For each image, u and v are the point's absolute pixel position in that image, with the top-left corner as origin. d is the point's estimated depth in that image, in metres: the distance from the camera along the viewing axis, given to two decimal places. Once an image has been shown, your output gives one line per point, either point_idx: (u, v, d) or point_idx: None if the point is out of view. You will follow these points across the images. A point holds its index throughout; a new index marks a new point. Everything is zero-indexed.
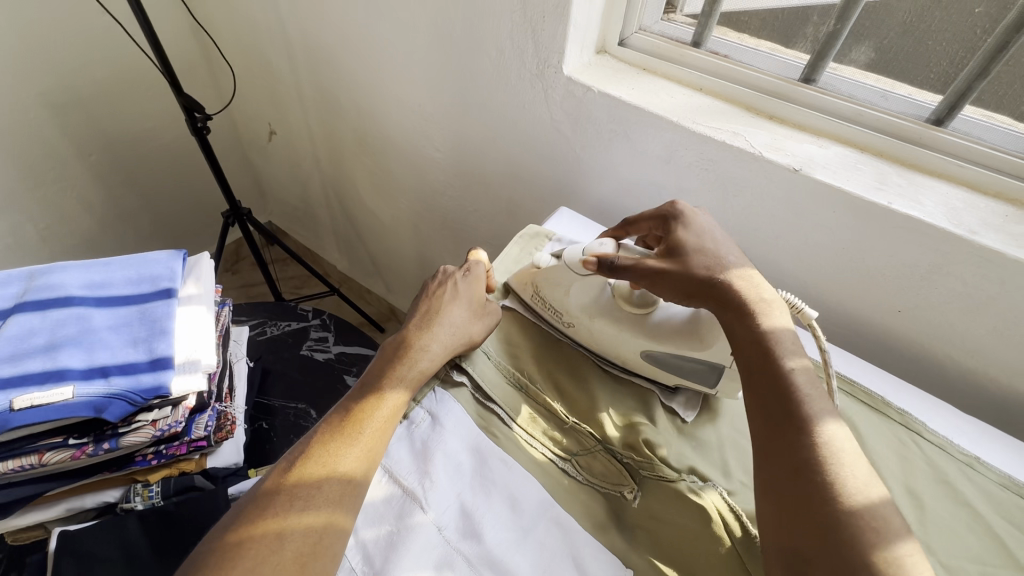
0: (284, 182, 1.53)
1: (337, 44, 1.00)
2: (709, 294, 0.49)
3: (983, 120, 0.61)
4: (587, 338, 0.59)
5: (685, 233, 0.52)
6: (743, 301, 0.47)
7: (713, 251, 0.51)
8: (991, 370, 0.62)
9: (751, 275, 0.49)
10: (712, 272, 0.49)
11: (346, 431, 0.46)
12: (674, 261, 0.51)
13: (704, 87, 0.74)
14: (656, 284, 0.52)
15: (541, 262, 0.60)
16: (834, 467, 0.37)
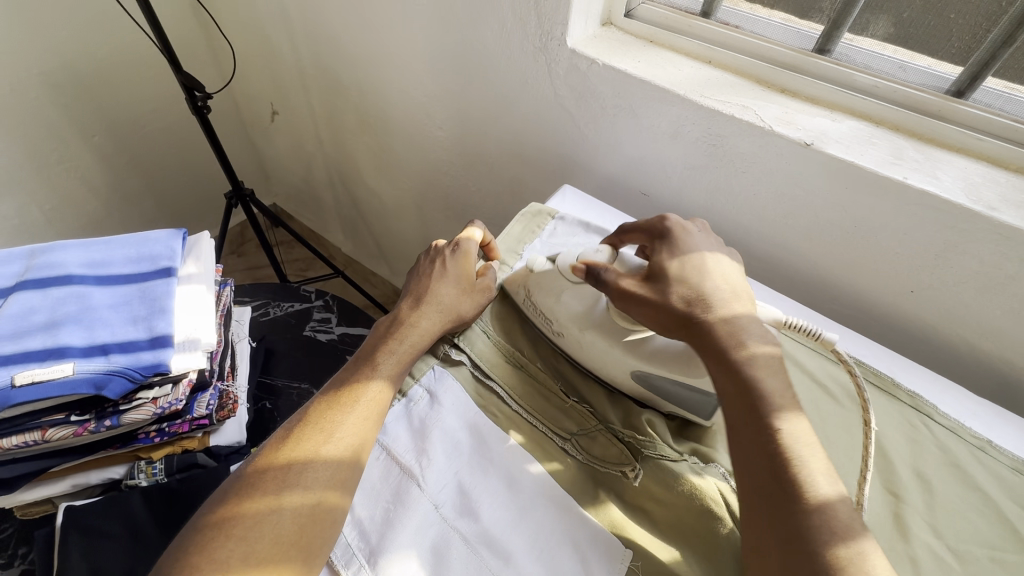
0: (288, 163, 1.52)
1: (338, 20, 0.98)
2: (687, 331, 0.46)
3: (1006, 91, 0.58)
4: (576, 350, 0.54)
5: (669, 262, 0.49)
6: (721, 343, 0.43)
7: (698, 283, 0.47)
8: (1004, 351, 0.60)
9: (735, 314, 0.45)
10: (689, 307, 0.46)
11: (341, 402, 0.47)
12: (654, 292, 0.47)
13: (715, 59, 0.71)
14: (631, 309, 0.48)
15: (536, 266, 0.56)
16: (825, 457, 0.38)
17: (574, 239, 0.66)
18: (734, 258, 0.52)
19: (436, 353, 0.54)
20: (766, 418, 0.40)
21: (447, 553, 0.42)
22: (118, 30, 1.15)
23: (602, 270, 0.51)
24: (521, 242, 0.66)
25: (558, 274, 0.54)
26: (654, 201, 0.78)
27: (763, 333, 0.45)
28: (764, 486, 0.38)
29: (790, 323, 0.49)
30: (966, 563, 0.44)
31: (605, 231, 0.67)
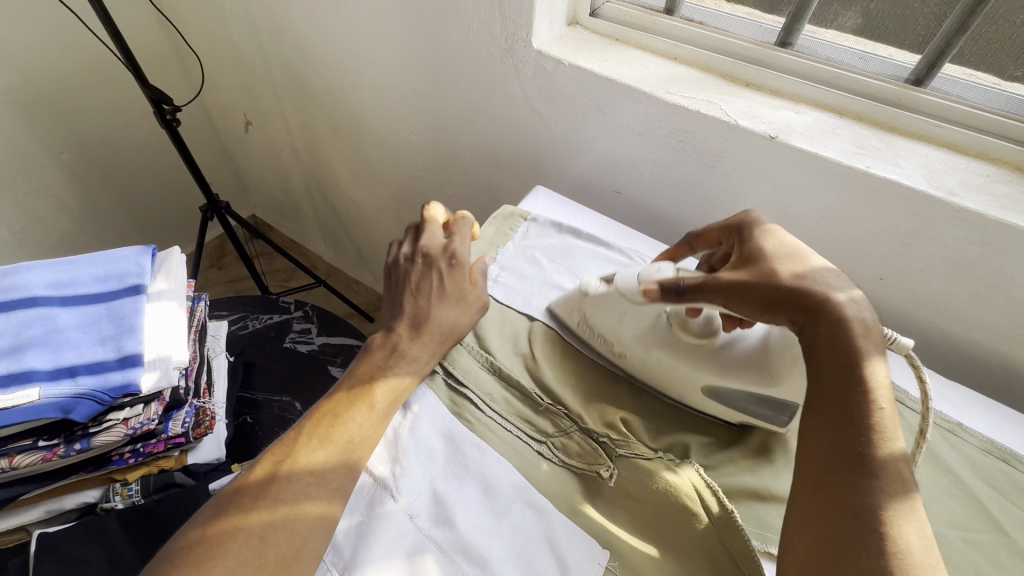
0: (265, 174, 1.50)
1: (306, 28, 0.97)
2: (797, 304, 0.41)
3: (964, 78, 0.59)
4: (640, 373, 0.53)
5: (757, 242, 0.47)
6: (834, 309, 0.40)
7: (790, 252, 0.44)
8: (973, 334, 0.61)
9: (828, 275, 0.42)
10: (800, 277, 0.42)
11: (331, 434, 0.44)
12: (753, 271, 0.44)
13: (679, 56, 0.71)
14: (732, 297, 0.44)
15: (592, 289, 0.55)
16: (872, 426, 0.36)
17: (547, 242, 0.67)
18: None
19: None
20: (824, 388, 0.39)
21: (422, 563, 0.41)
22: (82, 45, 1.13)
23: (678, 281, 0.47)
24: (495, 245, 0.65)
25: (621, 296, 0.53)
26: (627, 199, 0.79)
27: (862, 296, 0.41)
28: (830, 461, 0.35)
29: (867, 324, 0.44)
30: (940, 546, 0.45)
31: (577, 231, 0.67)
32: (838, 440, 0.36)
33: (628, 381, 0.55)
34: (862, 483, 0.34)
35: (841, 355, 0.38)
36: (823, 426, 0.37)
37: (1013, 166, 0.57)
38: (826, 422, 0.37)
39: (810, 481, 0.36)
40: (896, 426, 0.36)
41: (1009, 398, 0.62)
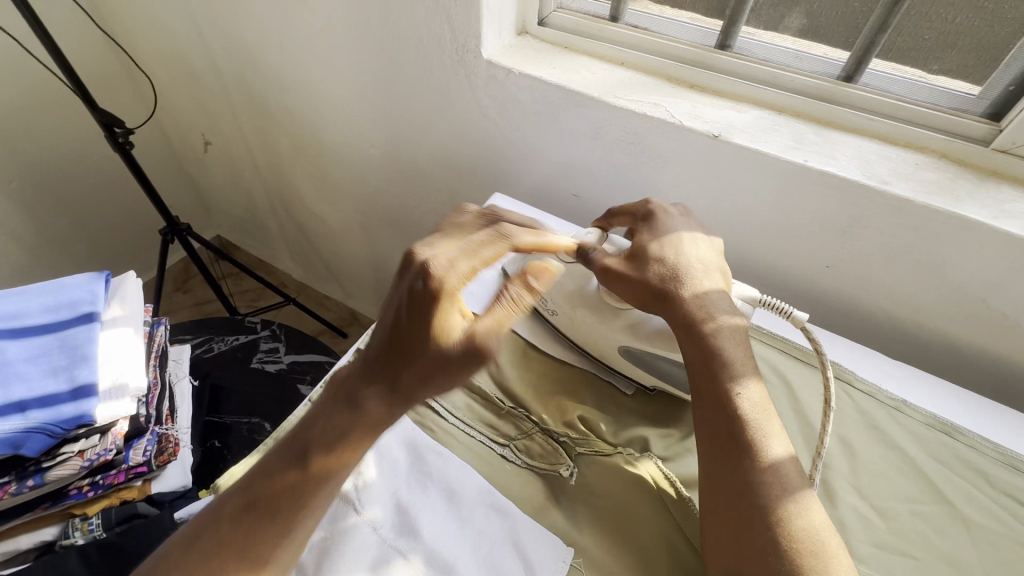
0: (228, 193, 1.48)
1: (258, 44, 0.97)
2: (661, 306, 0.48)
3: (891, 73, 0.62)
4: (571, 331, 0.56)
5: (648, 241, 0.51)
6: (689, 316, 0.46)
7: (674, 258, 0.49)
8: (915, 315, 0.64)
9: (704, 291, 0.47)
10: (665, 283, 0.48)
11: (287, 497, 0.39)
12: (632, 268, 0.50)
13: (627, 61, 0.73)
14: (614, 285, 0.51)
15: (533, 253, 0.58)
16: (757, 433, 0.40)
17: None
18: (715, 241, 0.53)
19: None
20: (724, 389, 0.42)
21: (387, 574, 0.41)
22: (27, 70, 1.10)
23: (591, 250, 0.54)
24: None
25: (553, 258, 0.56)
26: (585, 201, 0.80)
27: (728, 309, 0.47)
28: (730, 471, 0.39)
29: (767, 300, 0.54)
30: (888, 520, 0.47)
31: None
32: (731, 453, 0.40)
33: (588, 379, 0.56)
34: (759, 487, 0.38)
35: (698, 356, 0.45)
36: (717, 440, 0.41)
37: (939, 154, 0.61)
38: (718, 435, 0.41)
39: (715, 494, 0.39)
40: (775, 433, 0.40)
41: (953, 375, 0.66)
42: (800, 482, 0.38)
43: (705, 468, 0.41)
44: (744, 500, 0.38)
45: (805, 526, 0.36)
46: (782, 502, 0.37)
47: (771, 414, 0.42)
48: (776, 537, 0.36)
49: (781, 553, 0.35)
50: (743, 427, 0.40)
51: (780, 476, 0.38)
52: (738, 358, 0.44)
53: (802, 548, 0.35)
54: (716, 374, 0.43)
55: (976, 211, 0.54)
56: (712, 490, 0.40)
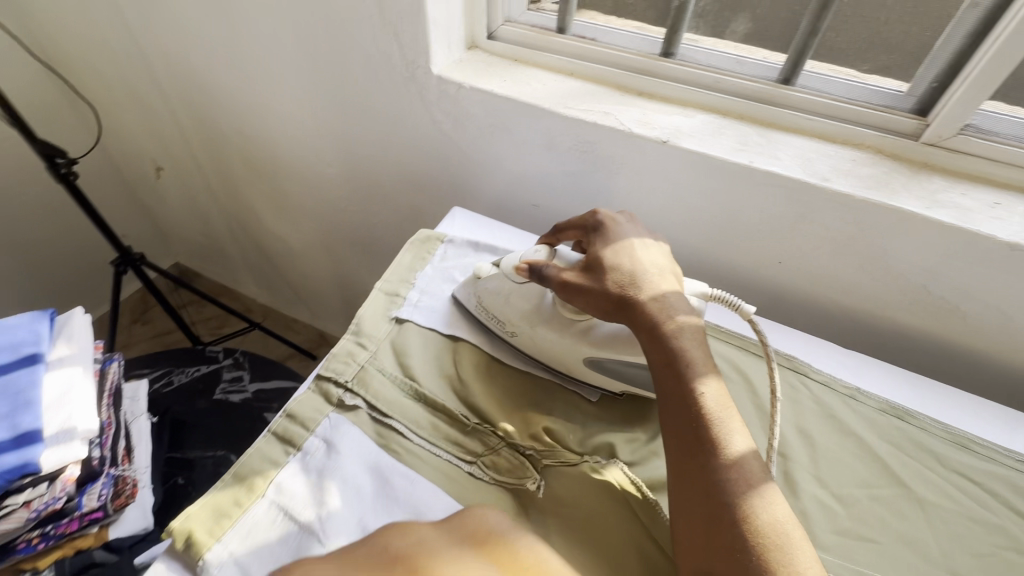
0: (184, 219, 1.44)
1: (205, 67, 0.94)
2: (625, 312, 0.49)
3: (826, 73, 0.65)
4: (532, 348, 0.57)
5: (603, 249, 0.52)
6: (652, 319, 0.47)
7: (630, 264, 0.51)
8: (864, 304, 0.66)
9: (661, 293, 0.49)
10: (626, 291, 0.49)
11: None
12: (592, 276, 0.51)
13: (576, 71, 0.75)
14: (577, 299, 0.51)
15: (485, 272, 0.59)
16: (720, 426, 0.41)
17: (465, 260, 0.67)
18: (665, 245, 0.55)
19: (330, 401, 0.52)
20: (687, 386, 0.43)
21: None
22: None
23: (544, 265, 0.54)
24: (413, 270, 0.65)
25: (503, 277, 0.58)
26: (545, 211, 0.81)
27: (686, 310, 0.48)
28: (697, 472, 0.40)
29: (716, 294, 0.53)
30: (848, 506, 0.49)
31: (494, 247, 0.68)
32: (697, 454, 0.40)
33: (552, 389, 0.56)
34: (724, 484, 0.39)
35: (665, 358, 0.45)
36: (682, 442, 0.42)
37: (875, 149, 0.63)
38: (684, 437, 0.42)
39: (684, 498, 0.40)
40: (736, 428, 0.42)
41: (902, 358, 0.69)
42: (762, 478, 0.39)
43: (673, 469, 0.42)
44: (712, 498, 0.38)
45: (770, 521, 0.37)
46: (747, 498, 0.38)
47: (733, 411, 0.43)
48: (743, 534, 0.36)
49: (750, 550, 0.36)
50: (705, 423, 0.42)
51: (744, 472, 0.39)
52: (697, 357, 0.45)
53: (767, 543, 0.36)
54: (680, 374, 0.44)
55: (911, 203, 0.57)
56: (681, 491, 0.40)
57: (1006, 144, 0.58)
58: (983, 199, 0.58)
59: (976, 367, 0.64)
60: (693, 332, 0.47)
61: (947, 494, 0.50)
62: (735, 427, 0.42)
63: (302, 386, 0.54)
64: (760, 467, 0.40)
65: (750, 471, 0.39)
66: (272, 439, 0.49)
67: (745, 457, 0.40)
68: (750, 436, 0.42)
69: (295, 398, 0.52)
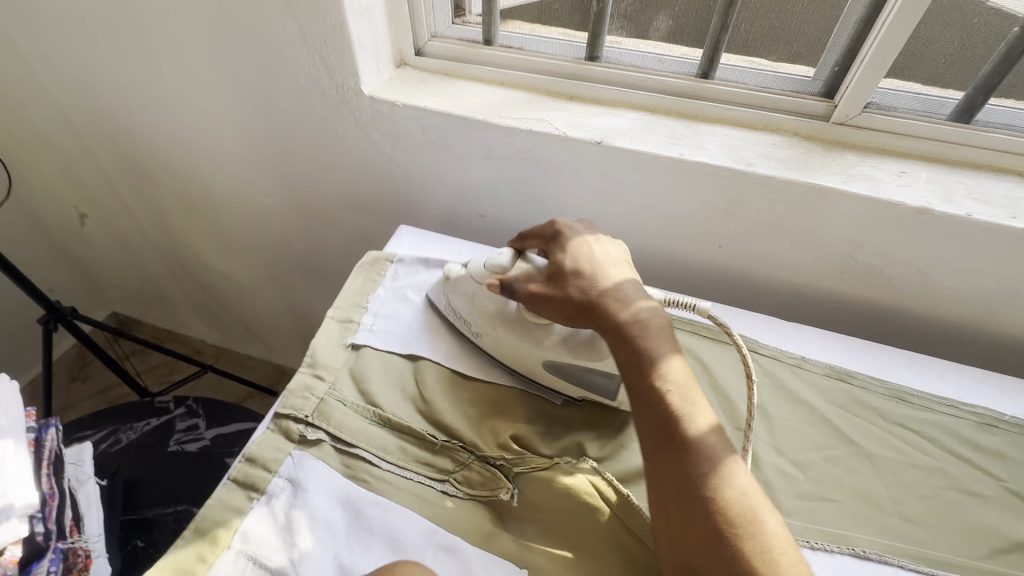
0: (117, 266, 1.36)
1: (122, 105, 0.90)
2: (590, 316, 0.49)
3: (739, 64, 0.68)
4: (495, 348, 0.57)
5: (563, 257, 0.53)
6: (616, 319, 0.48)
7: (590, 267, 0.51)
8: (799, 278, 0.70)
9: (622, 290, 0.50)
10: (588, 294, 0.50)
11: None
12: (553, 285, 0.52)
13: (507, 80, 0.76)
14: (542, 309, 0.52)
15: (453, 274, 0.60)
16: (690, 420, 0.42)
17: (417, 279, 0.67)
18: (621, 244, 0.56)
19: (291, 438, 0.50)
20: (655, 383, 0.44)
21: None
22: None
23: (511, 281, 0.54)
24: (365, 294, 0.64)
25: (472, 284, 0.58)
26: (493, 220, 0.81)
27: (651, 310, 0.48)
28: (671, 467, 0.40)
29: (669, 300, 0.55)
30: (806, 470, 0.51)
31: (445, 262, 0.68)
32: (670, 449, 0.41)
33: (517, 396, 0.56)
34: (697, 477, 0.39)
35: (636, 355, 0.46)
36: (655, 438, 0.42)
37: (792, 132, 0.68)
38: (655, 434, 0.42)
39: (660, 493, 0.41)
40: (705, 420, 0.42)
41: (839, 323, 0.73)
42: (734, 465, 0.40)
43: (648, 465, 0.42)
44: (684, 491, 0.39)
45: (742, 508, 0.38)
46: (719, 490, 0.39)
47: (702, 402, 0.43)
48: (717, 525, 0.37)
49: (723, 540, 0.37)
50: (675, 418, 0.42)
51: (715, 462, 0.40)
52: (662, 352, 0.46)
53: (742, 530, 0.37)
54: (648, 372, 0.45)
55: (829, 179, 0.61)
56: (656, 486, 0.41)
57: (902, 117, 0.63)
58: (891, 169, 0.63)
59: (903, 324, 0.70)
60: (660, 320, 0.48)
61: (890, 445, 0.54)
62: (705, 419, 0.42)
63: (259, 428, 0.52)
64: (733, 455, 0.41)
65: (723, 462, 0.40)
66: (233, 486, 0.47)
67: (716, 448, 0.41)
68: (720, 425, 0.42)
69: (254, 440, 0.50)
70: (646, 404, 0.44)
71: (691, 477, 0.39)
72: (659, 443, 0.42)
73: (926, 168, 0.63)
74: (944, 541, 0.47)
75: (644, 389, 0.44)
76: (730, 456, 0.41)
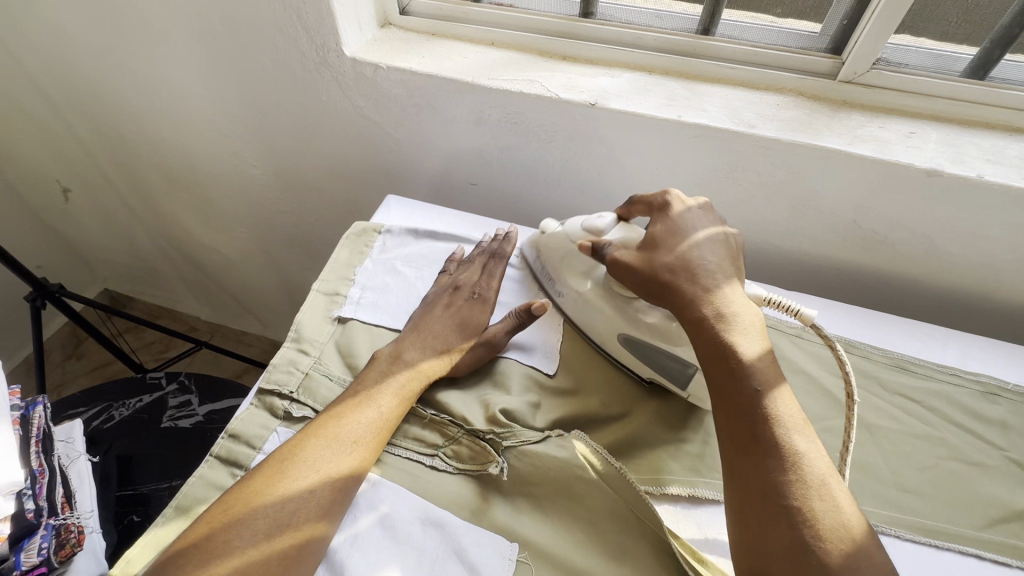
0: (106, 243, 1.33)
1: (94, 72, 0.85)
2: (670, 300, 0.46)
3: (742, 20, 0.64)
4: (573, 312, 0.58)
5: (659, 232, 0.49)
6: (702, 310, 0.44)
7: (685, 251, 0.47)
8: (800, 246, 0.68)
9: (717, 285, 0.45)
10: (676, 276, 0.46)
11: (296, 456, 0.43)
12: (642, 258, 0.49)
13: (497, 40, 0.72)
14: (624, 279, 0.50)
15: (550, 229, 0.61)
16: (779, 420, 0.40)
17: (406, 250, 0.65)
18: (736, 233, 0.51)
19: (276, 414, 0.50)
20: (741, 377, 0.41)
21: None
22: None
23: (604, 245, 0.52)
24: (351, 266, 0.62)
25: (564, 236, 0.58)
26: (484, 188, 0.79)
27: (743, 304, 0.45)
28: (740, 450, 0.39)
29: (771, 299, 0.50)
30: None
31: (435, 233, 0.66)
32: (753, 452, 0.39)
33: (512, 368, 0.54)
34: (783, 482, 0.37)
35: (721, 345, 0.43)
36: (729, 417, 0.41)
37: (796, 92, 0.64)
38: (736, 429, 0.40)
39: (742, 493, 0.38)
40: (796, 422, 0.40)
41: (841, 293, 0.71)
42: (827, 474, 0.38)
43: (726, 464, 0.40)
44: (768, 495, 0.37)
45: (830, 520, 0.35)
46: (809, 499, 0.36)
47: (782, 384, 0.42)
48: (805, 533, 0.35)
49: (811, 551, 0.34)
50: (763, 417, 0.40)
51: (805, 470, 0.37)
52: (750, 345, 0.43)
53: (826, 528, 0.35)
54: (732, 366, 0.42)
55: (834, 140, 0.58)
56: (735, 486, 0.39)
57: (912, 74, 0.60)
58: (899, 129, 0.60)
59: (905, 293, 0.68)
60: (756, 321, 0.44)
61: (891, 415, 0.52)
62: (796, 420, 0.40)
63: (243, 402, 0.50)
64: (826, 462, 0.38)
65: (816, 467, 0.38)
66: (216, 463, 0.47)
67: (807, 452, 0.38)
68: (811, 431, 0.40)
69: (237, 416, 0.49)
70: (728, 399, 0.41)
71: (777, 480, 0.37)
72: (742, 441, 0.39)
73: (936, 128, 0.60)
74: (942, 510, 0.46)
75: (724, 386, 0.42)
76: (822, 463, 0.38)
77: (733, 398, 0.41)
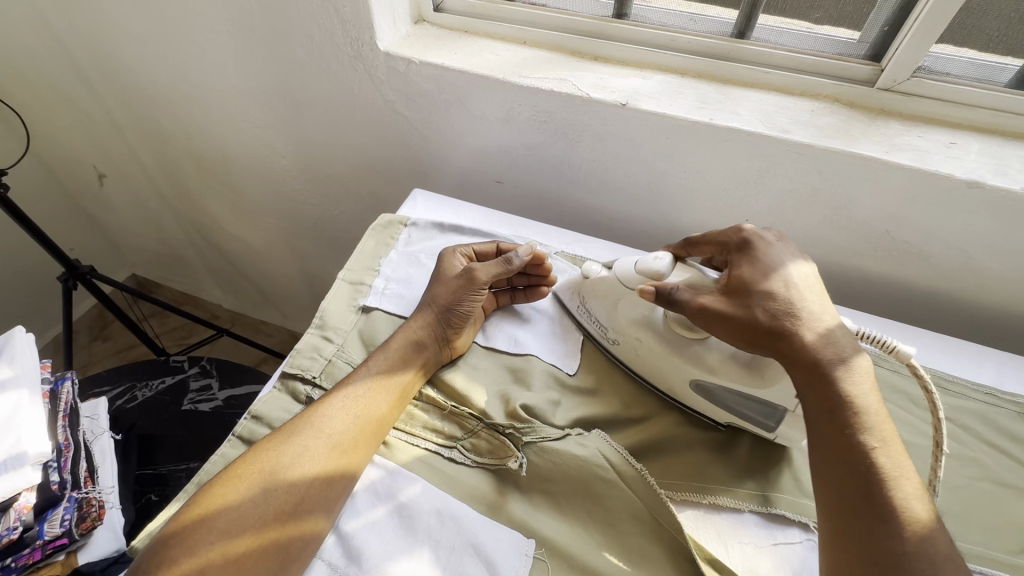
0: (137, 228, 1.37)
1: (135, 58, 0.88)
2: (776, 347, 0.43)
3: (778, 25, 0.63)
4: (631, 360, 0.54)
5: (749, 272, 0.47)
6: (815, 358, 0.42)
7: (784, 291, 0.45)
8: (829, 255, 0.67)
9: (825, 326, 0.43)
10: (779, 320, 0.44)
11: (304, 441, 0.44)
12: (736, 302, 0.45)
13: (530, 39, 0.72)
14: (712, 326, 0.46)
15: (593, 273, 0.56)
16: (899, 484, 0.37)
17: (431, 243, 0.65)
18: (816, 265, 0.49)
19: (298, 399, 0.50)
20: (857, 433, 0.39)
21: None
22: None
23: (672, 288, 0.48)
24: (377, 257, 0.62)
25: (616, 280, 0.53)
26: (510, 186, 0.79)
27: (851, 347, 0.43)
28: (851, 512, 0.37)
29: (864, 332, 0.46)
30: None
31: (460, 228, 0.66)
32: (865, 515, 0.36)
33: (533, 364, 0.54)
34: (903, 554, 0.34)
35: (833, 398, 0.40)
36: (836, 474, 0.39)
37: (831, 98, 0.63)
38: (845, 488, 0.38)
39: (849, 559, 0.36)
40: (914, 490, 0.37)
41: (870, 305, 0.70)
42: (948, 551, 0.35)
43: (831, 524, 0.38)
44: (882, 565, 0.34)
45: None
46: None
47: (898, 446, 0.39)
48: None
49: None
50: (881, 481, 0.37)
51: (926, 543, 0.35)
52: (869, 400, 0.40)
53: None
54: (847, 420, 0.40)
55: (871, 148, 0.57)
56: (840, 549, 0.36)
57: (954, 84, 0.58)
58: (939, 139, 0.58)
59: (938, 309, 0.66)
60: (868, 367, 0.42)
61: (924, 432, 0.51)
62: (914, 489, 0.37)
63: (266, 386, 0.51)
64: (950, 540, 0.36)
65: (939, 541, 0.35)
66: (238, 443, 0.48)
67: (930, 525, 0.35)
68: (929, 501, 0.37)
69: (260, 399, 0.50)
70: (838, 452, 0.39)
71: (896, 549, 0.35)
72: (852, 502, 0.37)
73: (979, 139, 0.58)
74: (976, 532, 0.44)
75: (838, 438, 0.39)
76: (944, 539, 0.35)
77: (843, 452, 0.39)
